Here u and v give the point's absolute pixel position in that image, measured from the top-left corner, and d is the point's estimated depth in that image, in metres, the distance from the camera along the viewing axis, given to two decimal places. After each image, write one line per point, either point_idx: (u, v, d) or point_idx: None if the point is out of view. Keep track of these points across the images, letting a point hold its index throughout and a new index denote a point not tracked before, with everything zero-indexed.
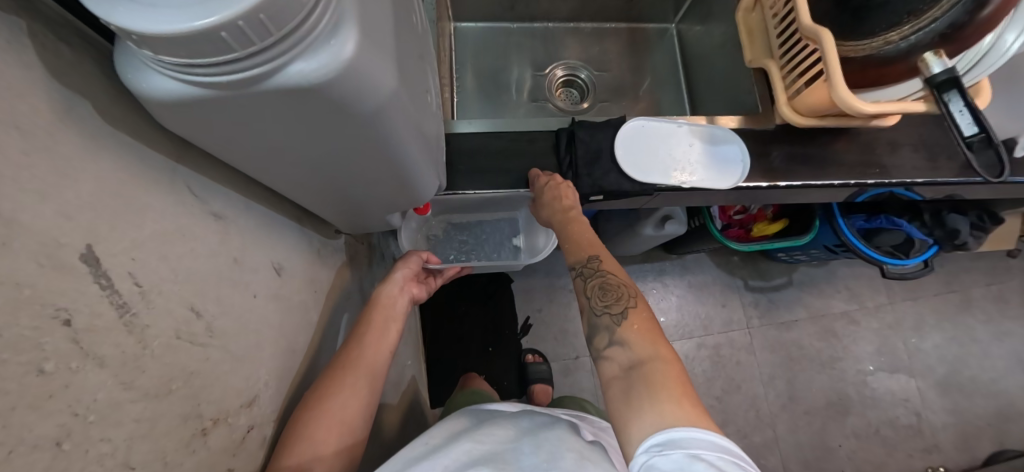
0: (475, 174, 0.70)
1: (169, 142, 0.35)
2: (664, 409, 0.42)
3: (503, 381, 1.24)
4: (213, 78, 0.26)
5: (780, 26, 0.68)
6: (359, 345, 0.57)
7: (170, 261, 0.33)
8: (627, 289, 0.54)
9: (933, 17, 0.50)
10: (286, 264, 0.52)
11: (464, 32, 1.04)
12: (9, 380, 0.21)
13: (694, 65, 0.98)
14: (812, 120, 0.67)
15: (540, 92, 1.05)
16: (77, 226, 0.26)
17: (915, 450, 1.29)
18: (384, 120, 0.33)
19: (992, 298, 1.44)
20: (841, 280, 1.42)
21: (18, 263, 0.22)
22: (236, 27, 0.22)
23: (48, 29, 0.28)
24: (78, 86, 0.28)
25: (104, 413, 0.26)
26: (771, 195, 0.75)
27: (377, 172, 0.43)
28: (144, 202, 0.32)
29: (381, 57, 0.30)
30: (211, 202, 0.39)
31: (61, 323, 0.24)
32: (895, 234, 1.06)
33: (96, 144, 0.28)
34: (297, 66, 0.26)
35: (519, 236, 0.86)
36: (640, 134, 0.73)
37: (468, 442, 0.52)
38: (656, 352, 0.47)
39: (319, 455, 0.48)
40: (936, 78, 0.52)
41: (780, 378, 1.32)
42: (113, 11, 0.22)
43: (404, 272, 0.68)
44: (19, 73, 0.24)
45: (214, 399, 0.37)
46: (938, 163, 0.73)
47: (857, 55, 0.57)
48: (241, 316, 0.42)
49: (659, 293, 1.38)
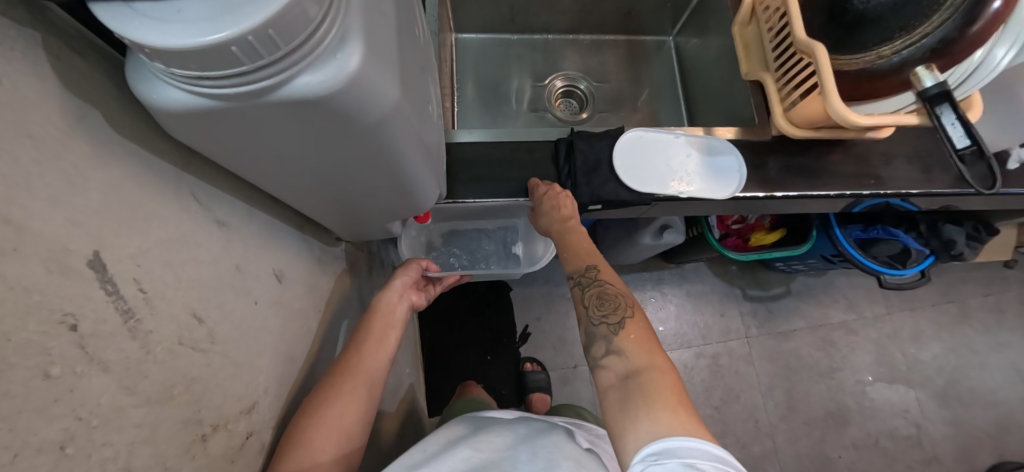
0: (476, 183, 0.71)
1: (175, 151, 0.36)
2: (659, 417, 0.42)
3: (502, 390, 1.23)
4: (221, 90, 0.27)
5: (774, 40, 0.69)
6: (358, 353, 0.57)
7: (175, 268, 0.34)
8: (625, 298, 0.55)
9: (924, 33, 0.52)
10: (287, 271, 0.53)
11: (466, 43, 1.06)
12: (16, 384, 0.21)
13: (692, 76, 0.99)
14: (807, 131, 0.68)
15: (541, 102, 1.06)
16: (85, 232, 0.26)
17: (915, 461, 1.29)
18: (386, 131, 0.34)
19: (990, 309, 1.44)
20: (839, 290, 1.43)
21: (27, 268, 0.22)
22: (246, 42, 0.23)
23: (62, 41, 0.28)
24: (90, 97, 0.29)
25: (107, 417, 0.26)
26: (768, 205, 0.76)
27: (383, 181, 0.44)
28: (151, 209, 0.32)
29: (385, 69, 0.30)
30: (214, 210, 0.40)
31: (67, 328, 0.24)
32: (892, 244, 1.07)
33: (105, 153, 0.29)
34: (303, 79, 0.27)
35: (519, 243, 0.86)
36: (640, 145, 0.74)
37: (466, 450, 0.52)
38: (653, 362, 0.48)
39: (318, 461, 0.48)
40: (928, 92, 0.53)
41: (780, 387, 1.32)
42: (129, 25, 0.23)
43: (403, 279, 0.68)
44: (30, 83, 0.24)
45: (214, 405, 0.37)
46: (932, 175, 0.74)
47: (851, 69, 0.58)
48: (242, 323, 0.42)
49: (657, 301, 1.38)
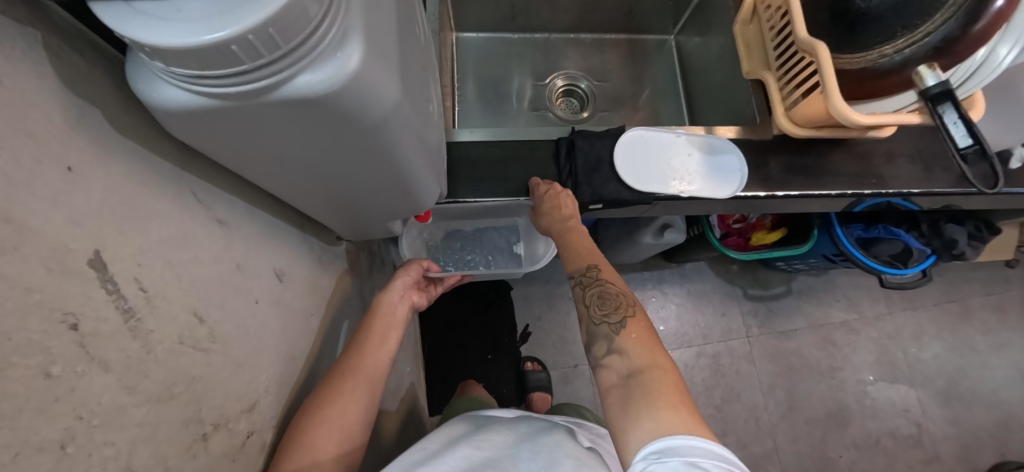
0: (476, 182, 0.71)
1: (175, 150, 0.36)
2: (661, 417, 0.42)
3: (502, 389, 1.23)
4: (221, 89, 0.27)
5: (776, 38, 0.68)
6: (359, 353, 0.57)
7: (175, 267, 0.34)
8: (626, 298, 0.55)
9: (927, 31, 0.51)
10: (288, 270, 0.53)
11: (467, 42, 1.06)
12: (18, 383, 0.21)
13: (693, 75, 0.99)
14: (809, 131, 0.68)
15: (541, 101, 1.06)
16: (86, 231, 0.26)
17: (916, 461, 1.28)
18: (386, 131, 0.34)
19: (992, 308, 1.44)
20: (840, 289, 1.43)
21: (29, 267, 0.22)
22: (246, 41, 0.23)
23: (63, 41, 0.28)
24: (89, 96, 0.29)
25: (108, 416, 0.26)
26: (770, 205, 0.75)
27: (383, 180, 0.44)
28: (152, 208, 0.32)
29: (385, 67, 0.30)
30: (215, 209, 0.40)
31: (68, 328, 0.24)
32: (893, 244, 1.08)
33: (107, 153, 0.29)
34: (303, 78, 0.27)
35: (519, 243, 0.86)
36: (641, 144, 0.74)
37: (467, 448, 0.52)
38: (654, 361, 0.48)
39: (319, 460, 0.48)
40: (930, 91, 0.53)
41: (780, 387, 1.32)
42: (128, 25, 0.23)
43: (404, 280, 0.68)
44: (32, 82, 0.24)
45: (215, 404, 0.37)
46: (934, 174, 0.74)
47: (852, 68, 0.58)
48: (242, 322, 0.42)
49: (658, 301, 1.38)
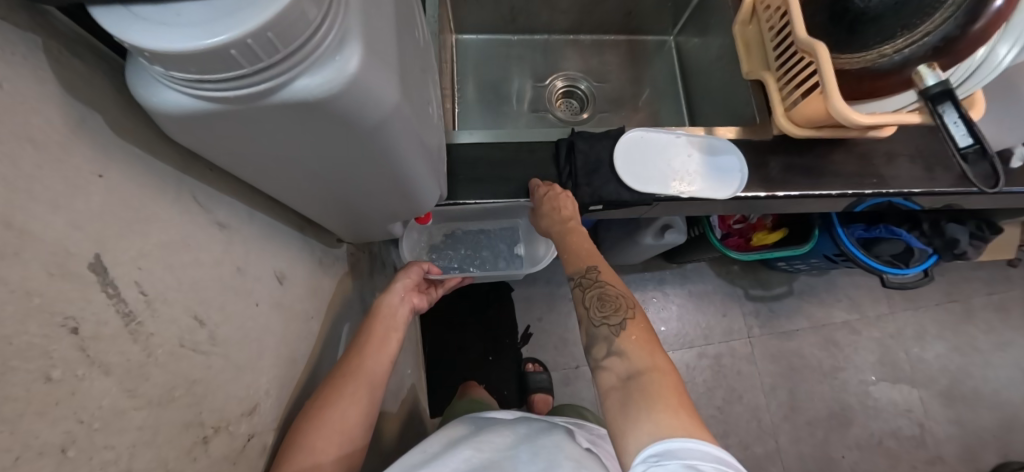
0: (476, 184, 0.71)
1: (175, 154, 0.36)
2: (660, 419, 0.42)
3: (503, 390, 1.23)
4: (220, 93, 0.27)
5: (775, 38, 0.68)
6: (359, 354, 0.57)
7: (176, 270, 0.34)
8: (626, 299, 0.55)
9: (926, 31, 0.51)
10: (288, 273, 0.53)
11: (466, 44, 1.06)
12: (18, 387, 0.21)
13: (693, 75, 0.99)
14: (809, 131, 0.68)
15: (541, 102, 1.06)
16: (86, 235, 0.26)
17: (919, 461, 1.28)
18: (386, 134, 0.34)
19: (994, 308, 1.43)
20: (841, 289, 1.42)
21: (30, 272, 0.22)
22: (245, 45, 0.23)
23: (65, 46, 0.29)
24: (90, 100, 0.29)
25: (109, 420, 0.26)
26: (770, 205, 0.75)
27: (382, 182, 0.44)
28: (152, 211, 0.32)
29: (385, 70, 0.30)
30: (215, 212, 0.40)
31: (68, 331, 0.24)
32: (894, 243, 1.07)
33: (107, 157, 0.29)
34: (302, 81, 0.27)
35: (519, 244, 0.86)
36: (641, 145, 0.74)
37: (468, 450, 0.52)
38: (653, 362, 0.48)
39: (319, 463, 0.48)
40: (930, 90, 0.53)
41: (782, 388, 1.32)
42: (129, 30, 0.24)
43: (404, 282, 0.68)
44: (32, 87, 0.25)
45: (215, 407, 0.37)
46: (935, 174, 0.74)
47: (852, 68, 0.58)
48: (243, 325, 0.42)
49: (658, 302, 1.38)
